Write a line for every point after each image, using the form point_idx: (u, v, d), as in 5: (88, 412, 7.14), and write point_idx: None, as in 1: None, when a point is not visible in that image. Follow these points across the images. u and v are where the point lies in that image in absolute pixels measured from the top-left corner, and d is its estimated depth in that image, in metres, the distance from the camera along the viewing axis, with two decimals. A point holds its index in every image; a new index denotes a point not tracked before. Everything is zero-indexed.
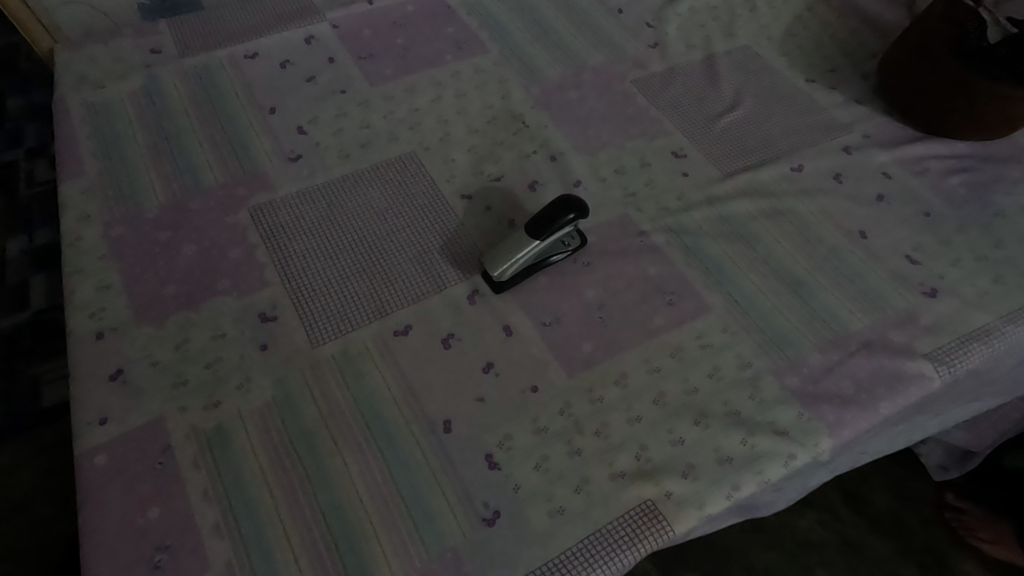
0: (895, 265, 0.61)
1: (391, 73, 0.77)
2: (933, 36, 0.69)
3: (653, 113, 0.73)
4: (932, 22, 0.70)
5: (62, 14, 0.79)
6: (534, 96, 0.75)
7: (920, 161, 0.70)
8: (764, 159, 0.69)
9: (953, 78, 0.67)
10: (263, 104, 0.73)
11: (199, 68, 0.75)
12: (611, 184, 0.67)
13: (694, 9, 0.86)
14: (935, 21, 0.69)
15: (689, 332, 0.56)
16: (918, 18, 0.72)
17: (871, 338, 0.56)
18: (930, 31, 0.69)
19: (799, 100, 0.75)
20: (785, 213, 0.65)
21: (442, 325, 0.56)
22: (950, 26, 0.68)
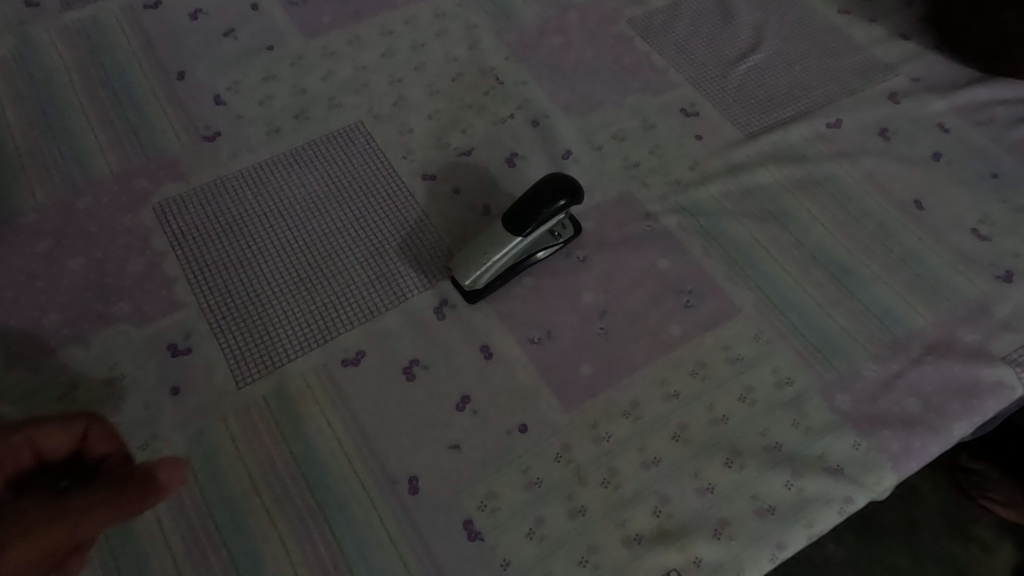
0: (960, 243, 0.50)
1: (329, 22, 0.62)
2: None
3: (655, 61, 0.60)
4: None
5: None
6: (508, 44, 0.61)
7: (982, 108, 0.57)
8: (794, 114, 0.57)
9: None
10: (170, 67, 0.58)
11: (87, 24, 0.60)
12: (607, 154, 0.54)
13: None
14: None
15: (713, 342, 0.45)
16: None
17: (938, 340, 0.46)
18: None
19: (834, 36, 0.62)
20: (823, 181, 0.53)
21: (404, 350, 0.44)
22: None
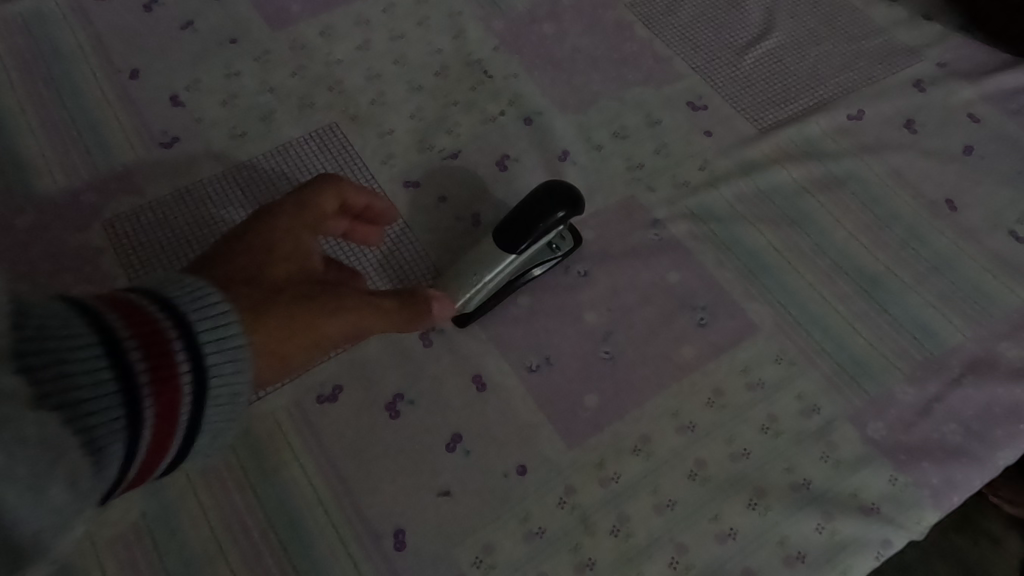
0: (997, 247, 0.45)
1: (298, 11, 0.56)
2: None
3: (658, 48, 0.54)
4: None
5: None
6: (496, 33, 0.55)
7: (1015, 95, 0.52)
8: (811, 105, 0.52)
9: None
10: (122, 65, 0.52)
11: (27, 16, 0.54)
12: (607, 154, 0.49)
13: None
14: None
15: (731, 366, 0.41)
16: None
17: (978, 357, 0.41)
18: None
19: (852, 18, 0.56)
20: (845, 180, 0.48)
21: (387, 383, 0.39)
22: None
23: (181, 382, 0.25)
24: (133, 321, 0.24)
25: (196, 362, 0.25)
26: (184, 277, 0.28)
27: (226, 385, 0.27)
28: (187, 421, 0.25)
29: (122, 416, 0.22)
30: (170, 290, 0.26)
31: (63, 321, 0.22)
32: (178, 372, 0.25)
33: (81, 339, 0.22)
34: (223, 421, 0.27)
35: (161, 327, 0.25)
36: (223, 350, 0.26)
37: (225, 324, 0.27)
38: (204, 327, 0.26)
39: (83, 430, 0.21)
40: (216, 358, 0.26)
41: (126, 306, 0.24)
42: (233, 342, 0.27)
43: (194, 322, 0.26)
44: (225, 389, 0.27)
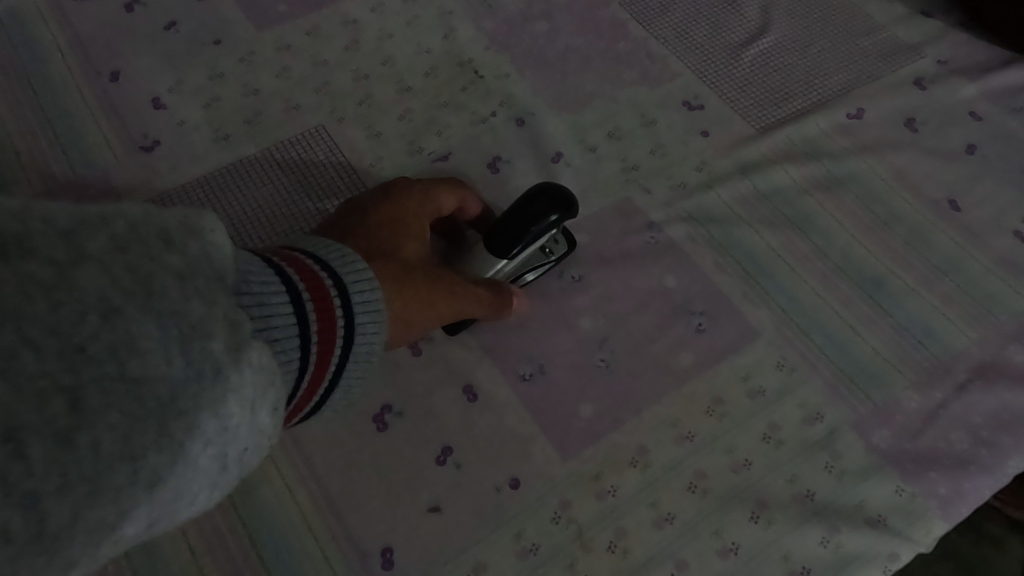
0: (1001, 248, 0.44)
1: (284, 11, 0.54)
2: None
3: (653, 47, 0.53)
4: None
5: None
6: (487, 32, 0.54)
7: (1018, 93, 0.51)
8: (810, 104, 0.50)
9: None
10: (102, 66, 0.51)
11: (5, 17, 0.52)
12: (602, 156, 0.47)
13: None
14: None
15: (731, 373, 0.39)
16: None
17: (984, 362, 0.40)
18: None
19: (850, 15, 0.55)
20: (846, 180, 0.47)
21: (374, 394, 0.38)
22: None
23: (335, 342, 0.28)
24: (314, 277, 0.28)
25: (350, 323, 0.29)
26: (343, 247, 0.31)
27: (368, 352, 0.30)
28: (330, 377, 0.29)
29: (297, 361, 0.26)
30: (335, 253, 0.30)
31: (266, 273, 0.25)
32: (336, 332, 0.28)
33: (274, 285, 0.25)
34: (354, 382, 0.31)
35: (327, 290, 0.28)
36: (371, 314, 0.30)
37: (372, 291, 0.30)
38: (359, 298, 0.29)
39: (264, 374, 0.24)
40: (364, 327, 0.29)
41: (304, 268, 0.28)
42: (378, 314, 0.30)
43: (353, 293, 0.29)
44: (361, 356, 0.30)
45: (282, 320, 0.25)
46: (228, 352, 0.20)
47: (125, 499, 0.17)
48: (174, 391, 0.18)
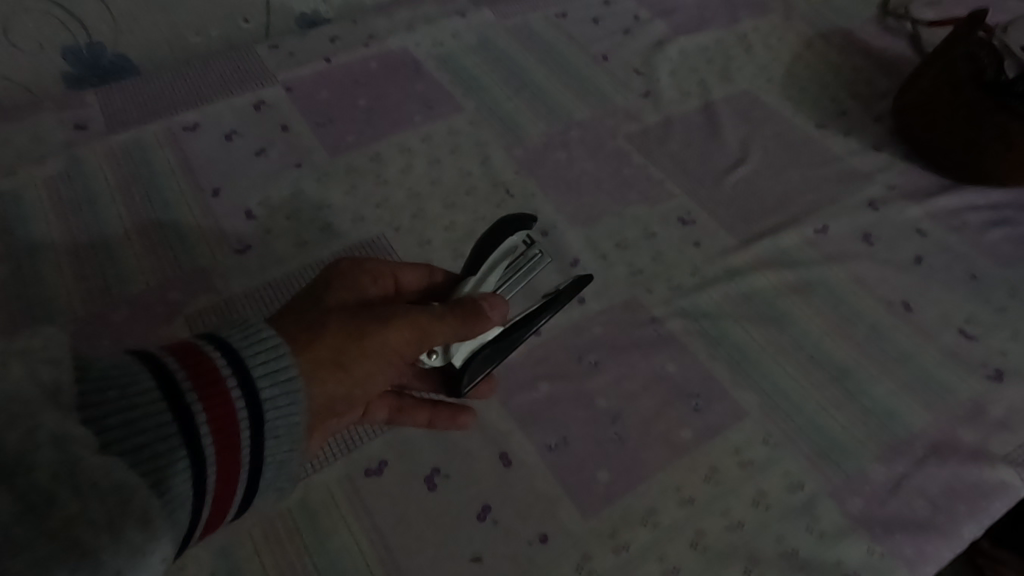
0: (951, 343, 0.53)
1: (353, 141, 0.67)
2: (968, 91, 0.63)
3: (652, 173, 0.65)
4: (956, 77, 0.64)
5: None
6: (517, 159, 0.66)
7: (956, 214, 0.62)
8: (784, 221, 0.61)
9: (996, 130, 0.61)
10: (205, 184, 0.63)
11: (130, 145, 0.66)
12: (612, 262, 0.58)
13: (685, 52, 0.79)
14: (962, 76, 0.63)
15: (723, 447, 0.47)
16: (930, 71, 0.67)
17: (939, 440, 0.47)
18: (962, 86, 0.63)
19: (812, 149, 0.68)
20: (816, 285, 0.56)
21: (426, 460, 0.46)
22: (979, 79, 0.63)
23: (241, 414, 0.34)
24: (203, 370, 0.34)
25: (251, 399, 0.35)
26: (246, 327, 0.37)
27: (275, 417, 0.36)
28: (250, 452, 0.35)
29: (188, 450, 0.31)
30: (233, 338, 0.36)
31: (144, 383, 0.32)
32: (236, 406, 0.34)
33: (152, 394, 0.31)
34: (280, 453, 0.37)
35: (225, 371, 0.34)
36: (272, 386, 0.36)
37: (270, 366, 0.36)
38: (259, 373, 0.35)
39: (164, 469, 0.30)
40: (271, 395, 0.36)
41: (203, 355, 0.34)
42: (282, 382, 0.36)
43: (252, 366, 0.35)
44: (276, 418, 0.36)
45: (154, 419, 0.31)
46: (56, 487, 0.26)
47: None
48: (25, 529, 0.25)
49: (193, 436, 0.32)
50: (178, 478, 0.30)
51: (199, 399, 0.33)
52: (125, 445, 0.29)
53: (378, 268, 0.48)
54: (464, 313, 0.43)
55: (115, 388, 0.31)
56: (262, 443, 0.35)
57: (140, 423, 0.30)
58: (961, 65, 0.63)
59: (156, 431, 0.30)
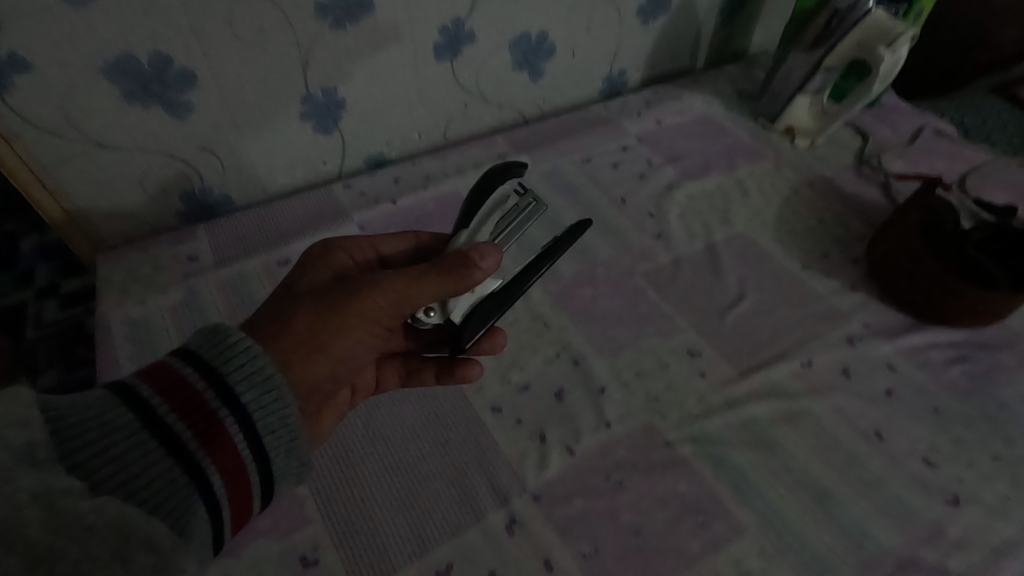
0: (916, 470, 0.64)
1: None
2: (925, 258, 0.76)
3: (664, 308, 0.78)
4: (914, 244, 0.77)
5: (109, 228, 0.85)
6: (552, 294, 0.80)
7: (920, 351, 0.74)
8: (776, 355, 0.73)
9: (951, 290, 0.73)
10: None
11: (236, 278, 0.81)
12: (632, 389, 0.70)
13: (691, 196, 0.94)
14: (918, 245, 0.77)
15: (726, 559, 0.57)
16: (897, 234, 0.80)
17: (905, 557, 0.58)
18: (919, 253, 0.76)
19: (798, 289, 0.81)
20: (802, 414, 0.68)
21: (484, 564, 0.57)
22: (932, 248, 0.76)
23: (225, 413, 0.44)
24: (180, 387, 0.43)
25: (231, 399, 0.44)
26: (211, 338, 0.46)
27: (254, 409, 0.45)
28: (244, 441, 0.44)
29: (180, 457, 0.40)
30: (201, 353, 0.45)
31: (128, 412, 0.41)
32: (218, 411, 0.43)
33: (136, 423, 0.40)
34: (270, 440, 0.46)
35: (201, 384, 0.44)
36: (248, 386, 0.45)
37: (240, 367, 0.46)
38: (234, 376, 0.45)
39: (165, 477, 0.39)
40: (250, 394, 0.45)
41: (179, 374, 0.44)
42: (256, 382, 0.46)
43: (227, 373, 0.45)
44: (261, 408, 0.46)
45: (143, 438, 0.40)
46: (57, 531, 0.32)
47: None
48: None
49: (181, 446, 0.41)
50: (183, 487, 0.39)
51: (176, 413, 0.42)
52: (120, 472, 0.38)
53: (347, 246, 0.64)
54: (442, 268, 0.54)
55: (96, 425, 0.40)
56: (251, 430, 0.45)
57: (129, 450, 0.39)
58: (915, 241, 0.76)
59: (146, 452, 0.39)
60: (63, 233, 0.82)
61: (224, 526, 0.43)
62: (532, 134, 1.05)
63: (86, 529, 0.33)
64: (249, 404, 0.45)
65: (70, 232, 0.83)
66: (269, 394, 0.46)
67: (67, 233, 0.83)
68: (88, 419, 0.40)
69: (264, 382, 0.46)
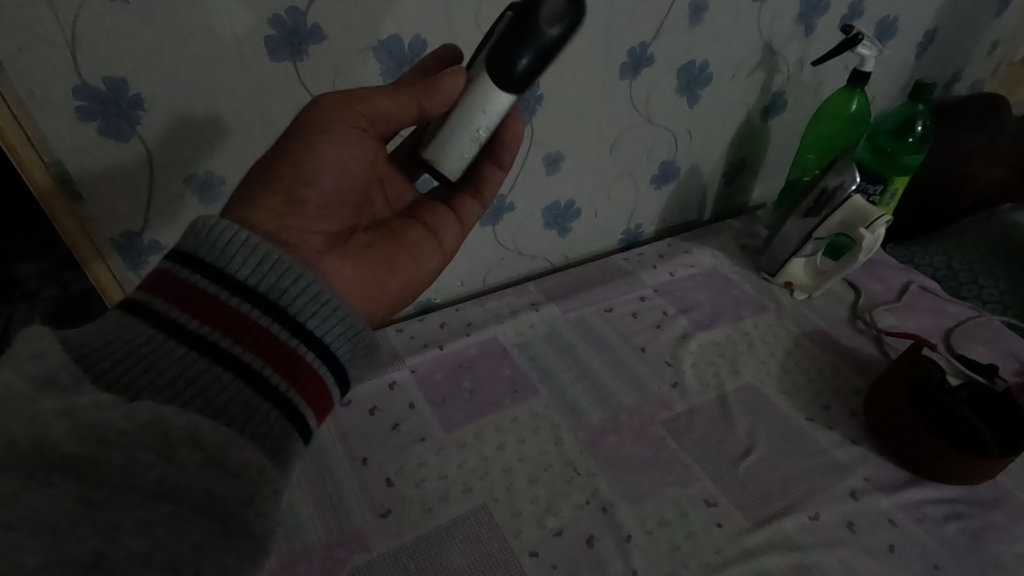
0: None
1: (461, 418, 0.93)
2: (911, 419, 0.85)
3: (683, 457, 0.87)
4: (902, 404, 0.86)
5: None
6: (581, 440, 0.90)
7: (917, 506, 0.82)
8: (786, 506, 0.81)
9: (938, 451, 0.82)
10: (356, 452, 0.87)
11: None
12: (656, 537, 0.78)
13: (703, 345, 1.06)
14: (905, 405, 0.86)
15: None
16: (885, 391, 0.90)
17: None
18: (906, 414, 0.85)
19: (803, 440, 0.90)
20: (812, 567, 0.75)
21: None
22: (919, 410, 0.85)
23: (252, 308, 0.51)
24: (188, 285, 0.50)
25: (248, 292, 0.51)
26: (196, 232, 0.52)
27: (267, 283, 0.52)
28: (276, 325, 0.51)
29: (217, 364, 0.47)
30: (191, 251, 0.51)
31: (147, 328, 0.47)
32: (237, 305, 0.50)
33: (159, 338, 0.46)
34: (299, 303, 0.53)
35: (192, 275, 0.50)
36: (253, 265, 0.52)
37: (235, 248, 0.52)
38: (236, 264, 0.52)
39: (205, 378, 0.46)
40: (266, 283, 0.52)
41: (172, 275, 0.50)
42: (270, 273, 0.53)
43: (228, 265, 0.51)
44: (282, 290, 0.53)
45: (174, 354, 0.46)
46: (85, 440, 0.38)
47: (125, 556, 0.36)
48: (72, 488, 0.37)
49: (205, 342, 0.47)
50: (227, 382, 0.46)
51: (181, 307, 0.48)
52: (155, 379, 0.44)
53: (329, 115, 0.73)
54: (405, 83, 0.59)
55: (118, 346, 0.45)
56: (277, 301, 0.52)
57: (155, 360, 0.45)
58: (902, 403, 0.86)
59: (180, 359, 0.46)
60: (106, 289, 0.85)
61: (301, 408, 0.50)
62: (560, 283, 1.20)
63: (122, 434, 0.39)
64: (250, 278, 0.52)
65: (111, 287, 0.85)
66: (277, 268, 0.53)
67: (107, 287, 0.85)
68: (101, 349, 0.45)
69: (262, 258, 0.53)
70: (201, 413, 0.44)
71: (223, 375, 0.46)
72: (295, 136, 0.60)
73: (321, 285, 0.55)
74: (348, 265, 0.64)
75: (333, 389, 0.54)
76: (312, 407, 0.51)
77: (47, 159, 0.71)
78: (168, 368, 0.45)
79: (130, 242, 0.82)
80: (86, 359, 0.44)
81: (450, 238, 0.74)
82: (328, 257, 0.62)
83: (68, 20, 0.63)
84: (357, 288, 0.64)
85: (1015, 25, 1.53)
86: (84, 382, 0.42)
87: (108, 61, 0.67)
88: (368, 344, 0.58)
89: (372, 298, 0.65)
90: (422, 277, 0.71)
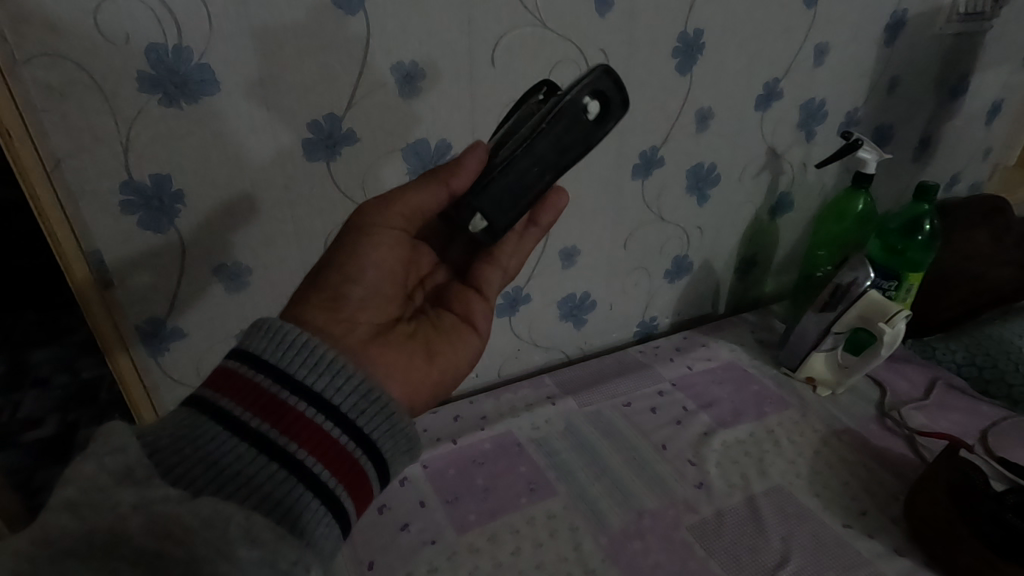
0: None
1: (474, 519, 0.87)
2: (962, 533, 0.79)
3: (713, 568, 0.81)
4: (954, 517, 0.80)
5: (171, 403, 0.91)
6: (602, 546, 0.84)
7: None
8: None
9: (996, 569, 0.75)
10: (362, 556, 0.82)
11: None
12: None
13: (726, 443, 1.01)
14: (956, 518, 0.80)
15: None
16: (929, 500, 0.84)
17: None
18: (956, 526, 0.80)
19: (842, 551, 0.84)
20: None
21: None
22: (973, 523, 0.79)
23: (306, 404, 0.51)
24: (251, 383, 0.50)
25: (302, 385, 0.51)
26: (258, 331, 0.54)
27: (318, 376, 0.52)
28: (328, 421, 0.51)
29: (274, 464, 0.47)
30: (255, 350, 0.53)
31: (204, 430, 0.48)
32: (293, 403, 0.50)
33: (217, 436, 0.48)
34: (349, 398, 0.53)
35: (255, 374, 0.51)
36: (306, 362, 0.53)
37: (291, 342, 0.53)
38: (291, 361, 0.52)
39: (265, 480, 0.46)
40: (321, 382, 0.52)
41: (236, 373, 0.51)
42: (324, 372, 0.53)
43: (286, 363, 0.52)
44: (335, 388, 0.53)
45: (236, 457, 0.47)
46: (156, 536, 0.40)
47: None
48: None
49: (264, 438, 0.48)
50: (281, 478, 0.47)
51: (246, 407, 0.49)
52: (217, 479, 0.46)
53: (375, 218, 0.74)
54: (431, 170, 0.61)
55: (188, 445, 0.47)
56: (327, 394, 0.52)
57: (217, 459, 0.46)
58: (953, 516, 0.80)
59: (240, 458, 0.47)
60: (135, 402, 0.87)
61: (347, 507, 0.50)
62: (576, 376, 1.18)
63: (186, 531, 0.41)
64: (306, 377, 0.52)
65: (141, 402, 0.88)
66: (330, 366, 0.53)
67: (135, 398, 0.87)
68: (173, 449, 0.47)
69: (316, 357, 0.53)
70: (258, 509, 0.45)
71: (278, 471, 0.47)
72: (344, 235, 0.63)
73: (371, 384, 0.55)
74: (393, 355, 0.62)
75: (374, 483, 0.53)
76: (353, 499, 0.50)
77: (86, 248, 0.74)
78: (228, 466, 0.46)
79: (154, 328, 0.83)
80: (159, 456, 0.46)
81: (482, 318, 0.72)
82: (374, 352, 0.61)
83: (125, 123, 0.69)
84: (400, 382, 0.62)
85: (1005, 134, 1.61)
86: (156, 479, 0.44)
87: (155, 159, 0.72)
88: (413, 444, 0.57)
89: (421, 391, 0.63)
90: (463, 366, 0.69)
